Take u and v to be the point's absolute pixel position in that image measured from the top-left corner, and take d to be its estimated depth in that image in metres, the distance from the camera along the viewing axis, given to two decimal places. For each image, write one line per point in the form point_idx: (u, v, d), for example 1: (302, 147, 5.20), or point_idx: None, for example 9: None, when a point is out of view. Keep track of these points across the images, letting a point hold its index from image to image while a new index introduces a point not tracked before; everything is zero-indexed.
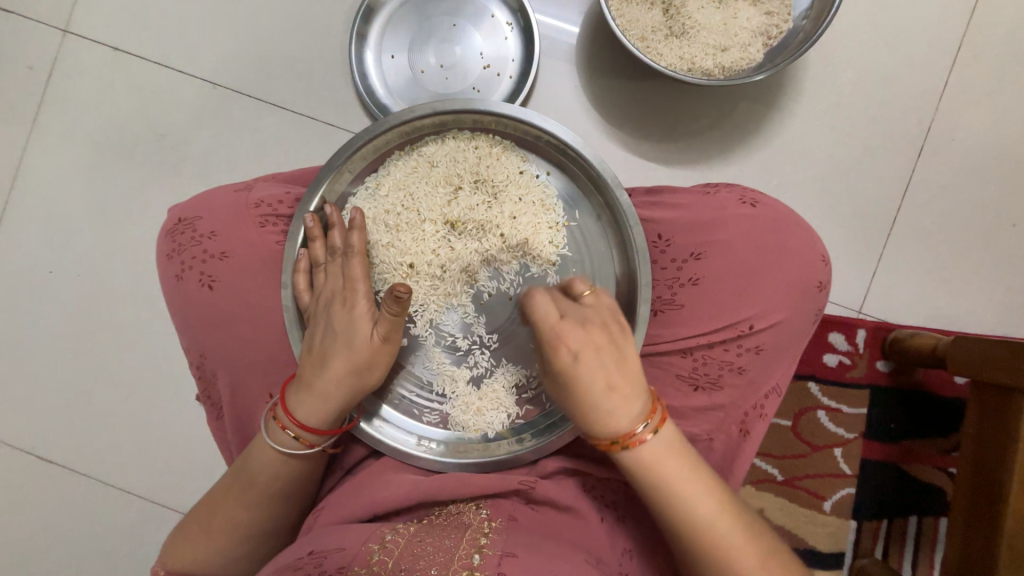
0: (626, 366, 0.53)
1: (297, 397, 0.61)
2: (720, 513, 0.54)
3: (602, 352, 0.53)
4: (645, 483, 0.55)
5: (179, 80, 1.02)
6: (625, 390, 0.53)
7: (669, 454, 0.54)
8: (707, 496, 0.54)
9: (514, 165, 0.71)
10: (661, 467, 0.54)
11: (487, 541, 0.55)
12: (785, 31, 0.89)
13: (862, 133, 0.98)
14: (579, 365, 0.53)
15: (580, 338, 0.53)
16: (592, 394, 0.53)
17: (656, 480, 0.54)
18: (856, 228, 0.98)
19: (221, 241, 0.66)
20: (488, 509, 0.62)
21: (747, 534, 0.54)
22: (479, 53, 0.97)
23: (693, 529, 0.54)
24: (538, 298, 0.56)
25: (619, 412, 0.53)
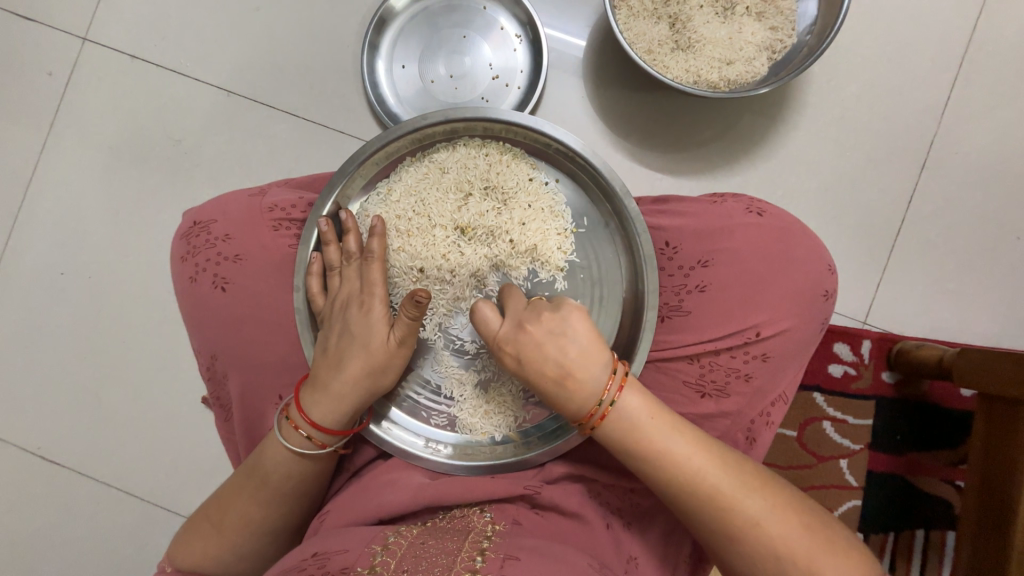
0: (572, 353, 0.55)
1: (311, 397, 0.61)
2: (713, 468, 0.54)
3: (541, 339, 0.56)
4: (631, 452, 0.55)
5: (194, 87, 1.04)
6: (576, 373, 0.55)
7: (644, 418, 0.54)
8: (696, 451, 0.54)
9: (524, 172, 0.72)
10: (641, 429, 0.54)
11: (490, 545, 0.55)
12: (789, 46, 0.90)
13: (865, 145, 0.99)
14: (522, 361, 0.56)
15: (515, 337, 0.57)
16: (545, 388, 0.56)
17: (639, 447, 0.54)
18: (860, 239, 0.99)
19: (236, 244, 0.67)
20: (491, 512, 0.62)
21: (746, 486, 0.53)
22: (487, 64, 1.00)
23: (690, 489, 0.53)
24: (478, 308, 0.60)
25: (575, 399, 0.55)
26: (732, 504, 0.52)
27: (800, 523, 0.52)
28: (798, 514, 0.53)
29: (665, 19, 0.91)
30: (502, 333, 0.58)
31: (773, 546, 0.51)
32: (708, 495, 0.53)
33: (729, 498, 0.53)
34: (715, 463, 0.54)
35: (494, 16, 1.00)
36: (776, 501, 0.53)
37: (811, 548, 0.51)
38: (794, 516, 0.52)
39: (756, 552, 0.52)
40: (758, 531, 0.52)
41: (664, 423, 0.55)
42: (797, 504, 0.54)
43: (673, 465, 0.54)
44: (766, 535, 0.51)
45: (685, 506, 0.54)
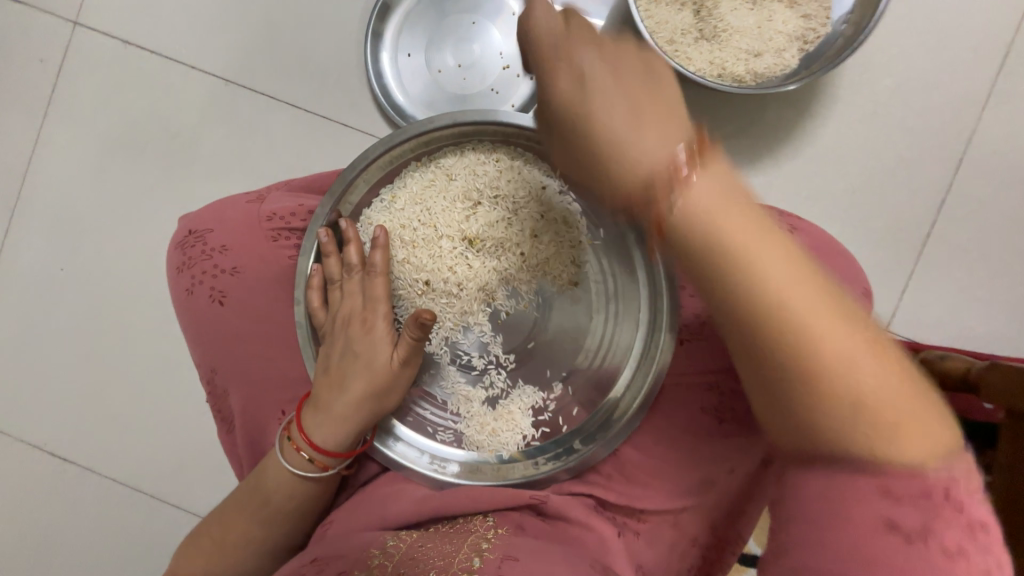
0: None
1: (313, 417, 0.59)
2: (797, 282, 0.36)
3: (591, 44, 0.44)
4: (672, 224, 0.39)
5: (190, 76, 1.00)
6: None
7: (720, 206, 0.38)
8: (759, 221, 0.38)
9: (537, 180, 0.68)
10: (681, 179, 0.39)
11: (488, 546, 0.54)
12: (823, 36, 0.83)
13: (897, 143, 0.93)
14: (558, 53, 0.44)
15: None
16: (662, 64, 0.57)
17: (697, 228, 0.38)
18: (888, 243, 0.94)
19: (233, 255, 0.64)
20: (495, 518, 0.60)
21: (832, 301, 0.37)
22: (497, 53, 0.94)
23: (762, 307, 0.36)
24: None
25: None
26: (816, 335, 0.36)
27: (895, 372, 0.36)
28: (905, 376, 0.36)
29: (688, 7, 0.86)
30: (582, 67, 0.44)
31: (880, 398, 0.35)
32: (782, 321, 0.36)
33: (807, 318, 0.36)
34: (793, 261, 0.37)
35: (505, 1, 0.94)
36: (867, 332, 0.36)
37: (906, 401, 0.35)
38: (880, 353, 0.36)
39: (843, 428, 0.35)
40: (849, 389, 0.35)
41: (712, 167, 0.39)
42: (906, 367, 0.37)
43: (738, 258, 0.37)
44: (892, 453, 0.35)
45: (747, 338, 0.38)
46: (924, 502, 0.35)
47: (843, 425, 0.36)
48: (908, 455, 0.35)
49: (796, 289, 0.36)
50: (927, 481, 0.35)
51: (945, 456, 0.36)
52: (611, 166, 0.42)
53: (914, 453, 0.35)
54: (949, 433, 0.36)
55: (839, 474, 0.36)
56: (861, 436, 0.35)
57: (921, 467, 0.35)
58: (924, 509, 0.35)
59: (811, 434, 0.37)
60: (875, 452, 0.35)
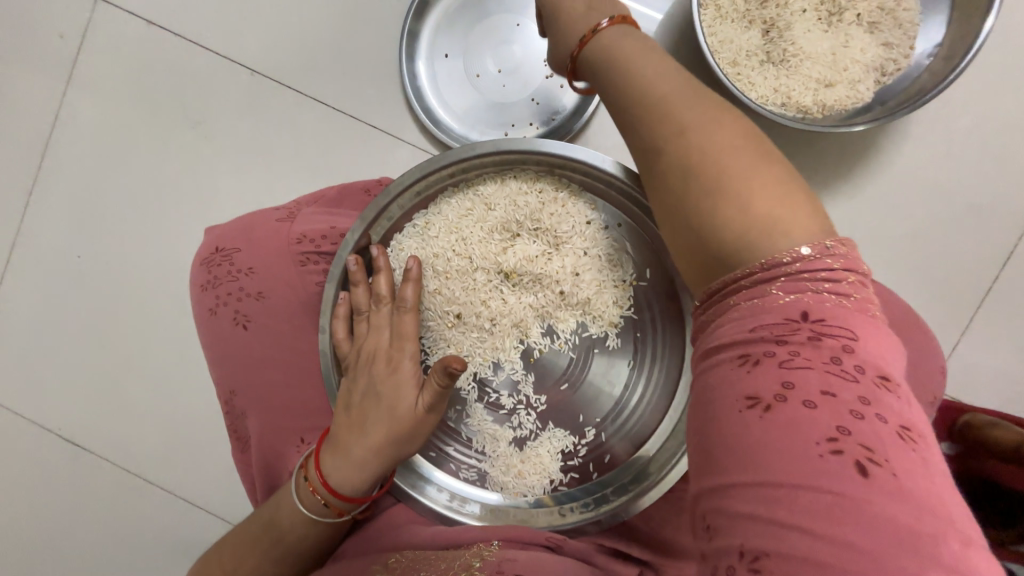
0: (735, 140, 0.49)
1: (331, 459, 0.56)
2: (697, 101, 0.43)
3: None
4: (615, 73, 0.48)
5: (215, 63, 0.94)
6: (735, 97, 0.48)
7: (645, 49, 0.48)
8: (683, 82, 0.45)
9: (582, 214, 0.63)
10: (632, 58, 0.47)
11: (480, 567, 0.53)
12: (902, 69, 0.76)
13: (967, 188, 0.86)
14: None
15: None
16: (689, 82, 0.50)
17: (621, 61, 0.48)
18: (945, 294, 0.88)
19: (257, 278, 0.61)
20: (500, 541, 0.58)
21: (740, 134, 0.41)
22: (542, 59, 0.87)
23: (665, 120, 0.43)
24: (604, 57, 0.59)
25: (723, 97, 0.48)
26: (715, 150, 0.40)
27: (800, 213, 0.38)
28: (816, 225, 0.38)
29: (758, 25, 0.78)
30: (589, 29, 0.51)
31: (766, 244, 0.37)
32: (683, 123, 0.42)
33: (700, 126, 0.42)
34: (744, 139, 0.41)
35: None
36: (773, 169, 0.40)
37: (803, 230, 0.37)
38: (784, 191, 0.39)
39: (728, 179, 0.39)
40: (726, 165, 0.39)
41: (657, 57, 0.47)
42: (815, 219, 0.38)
43: (663, 111, 0.43)
44: (799, 298, 0.35)
45: (652, 128, 0.44)
46: (841, 373, 0.32)
47: (732, 248, 0.38)
48: (837, 329, 0.33)
49: (698, 115, 0.42)
50: (843, 354, 0.33)
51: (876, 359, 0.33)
52: (613, 83, 0.48)
53: (852, 339, 0.33)
54: (860, 298, 0.35)
55: (759, 333, 0.34)
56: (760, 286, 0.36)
57: (858, 357, 0.33)
58: (849, 383, 0.32)
59: (719, 289, 0.39)
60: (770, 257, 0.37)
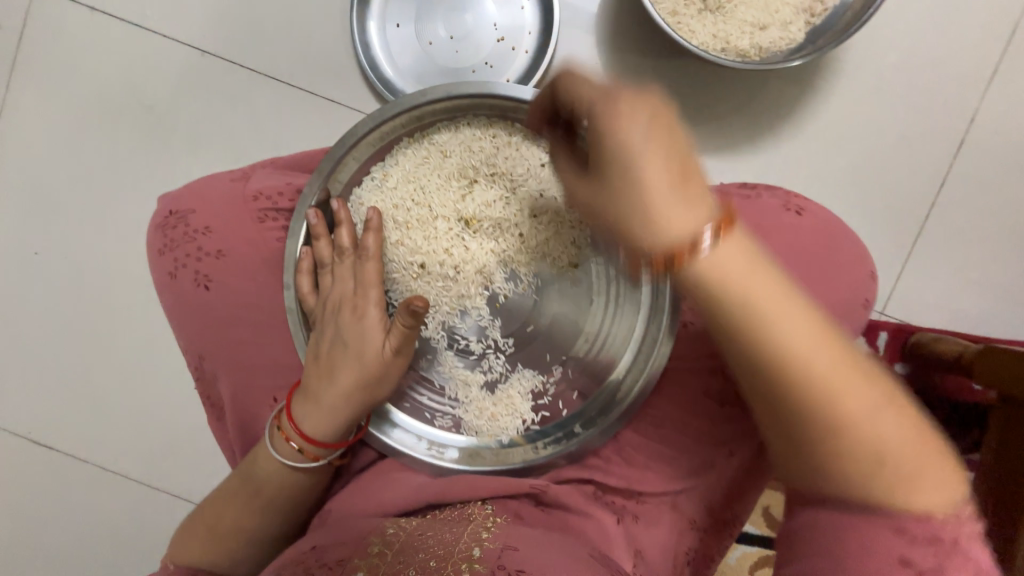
0: (693, 179, 0.42)
1: (302, 407, 0.57)
2: (834, 348, 0.40)
3: (672, 157, 0.41)
4: (734, 316, 0.40)
5: (164, 45, 0.94)
6: (678, 201, 0.41)
7: (761, 274, 0.40)
8: (810, 318, 0.40)
9: (536, 156, 0.64)
10: (757, 297, 0.40)
11: (490, 535, 0.55)
12: (830, 9, 0.81)
13: (900, 122, 0.91)
14: (638, 161, 0.41)
15: (646, 130, 0.40)
16: (649, 199, 0.41)
17: (747, 311, 0.40)
18: (887, 224, 0.93)
19: (217, 237, 0.62)
20: (492, 505, 0.62)
21: (863, 369, 0.41)
22: (492, 24, 0.89)
23: (805, 384, 0.40)
24: (575, 74, 0.46)
25: (676, 215, 0.41)
26: (844, 394, 0.40)
27: (914, 428, 0.42)
28: (917, 421, 0.42)
29: None
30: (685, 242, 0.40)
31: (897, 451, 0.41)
32: (827, 392, 0.40)
33: (846, 390, 0.40)
34: (842, 353, 0.40)
35: None
36: (890, 391, 0.41)
37: (919, 454, 0.42)
38: (904, 412, 0.42)
39: (862, 458, 0.41)
40: (866, 423, 0.40)
41: (781, 302, 0.40)
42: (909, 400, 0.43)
43: (800, 369, 0.40)
44: (904, 496, 0.42)
45: (777, 385, 0.41)
46: (922, 535, 0.43)
47: (860, 486, 0.42)
48: (922, 505, 0.42)
49: (818, 349, 0.40)
50: (937, 536, 0.43)
51: (945, 510, 0.43)
52: (760, 388, 0.42)
53: (921, 504, 0.42)
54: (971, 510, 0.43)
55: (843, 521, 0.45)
56: (877, 484, 0.42)
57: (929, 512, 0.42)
58: (923, 551, 0.43)
59: (827, 469, 0.43)
60: (890, 491, 0.42)
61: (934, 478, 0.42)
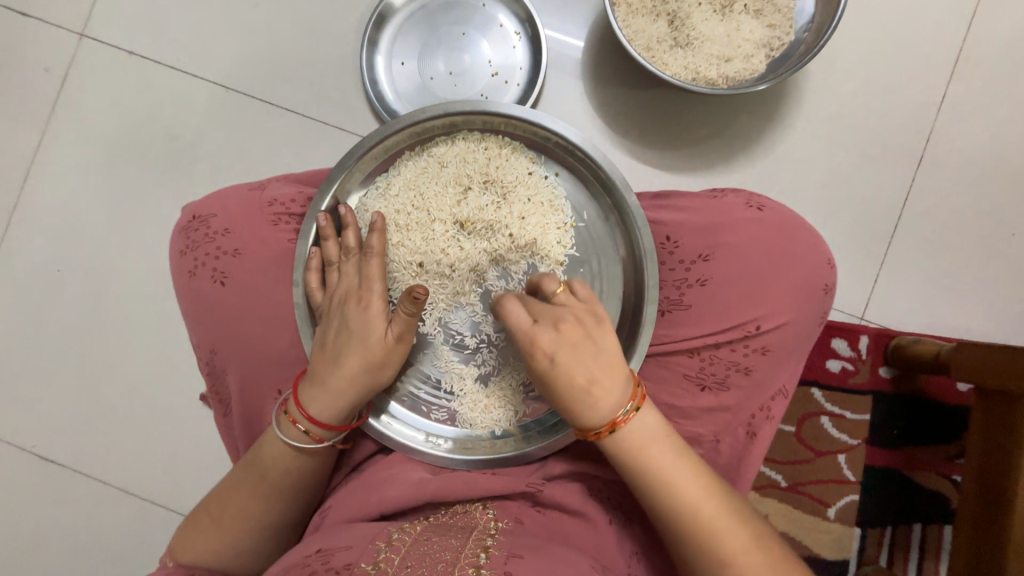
0: (602, 357, 0.55)
1: (309, 391, 0.62)
2: (708, 498, 0.54)
3: (580, 371, 0.55)
4: (636, 469, 0.55)
5: (192, 83, 1.04)
6: (602, 379, 0.55)
7: (655, 437, 0.56)
8: (694, 480, 0.55)
9: (523, 166, 0.72)
10: (649, 449, 0.55)
11: (493, 542, 0.55)
12: (787, 43, 0.91)
13: (861, 142, 1.00)
14: (565, 383, 0.55)
15: (555, 339, 0.56)
16: (574, 392, 0.55)
17: (643, 465, 0.55)
18: (858, 235, 0.99)
19: (234, 238, 0.68)
20: (494, 509, 0.62)
21: (737, 518, 0.54)
22: (487, 61, 1.00)
23: (687, 514, 0.54)
24: (508, 306, 0.58)
25: (599, 403, 0.55)
26: (719, 536, 0.53)
27: (781, 560, 0.53)
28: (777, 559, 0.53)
29: (663, 16, 0.91)
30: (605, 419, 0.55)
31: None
32: (703, 519, 0.54)
33: (721, 527, 0.53)
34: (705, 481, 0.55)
35: (493, 13, 1.00)
36: (761, 537, 0.54)
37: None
38: (774, 557, 0.53)
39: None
40: (744, 564, 0.52)
41: (665, 450, 0.55)
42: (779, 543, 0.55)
43: (678, 493, 0.54)
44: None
45: (655, 496, 0.55)
46: None
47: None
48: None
49: (686, 484, 0.55)
50: None
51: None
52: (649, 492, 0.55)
53: None
54: None
55: None
56: None
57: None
58: None
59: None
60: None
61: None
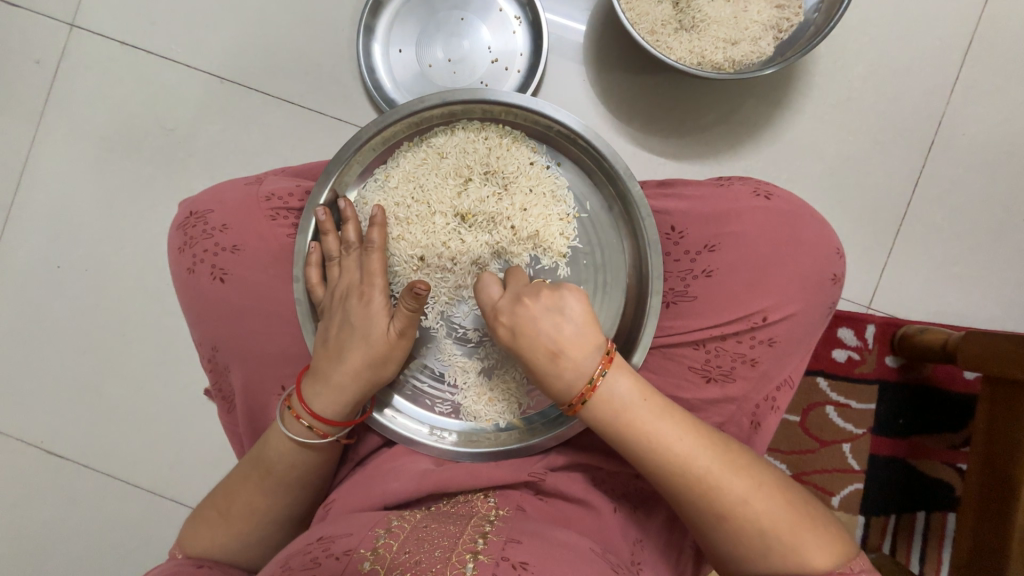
0: (564, 328, 0.54)
1: (313, 387, 0.62)
2: (703, 450, 0.53)
3: (537, 343, 0.55)
4: (621, 433, 0.54)
5: (186, 75, 1.02)
6: (562, 353, 0.54)
7: (637, 398, 0.54)
8: (689, 435, 0.54)
9: (525, 156, 0.70)
10: (635, 410, 0.53)
11: (493, 528, 0.55)
12: (796, 24, 0.88)
13: (871, 126, 0.97)
14: (527, 357, 0.56)
15: (515, 312, 0.56)
16: (538, 366, 0.55)
17: (633, 427, 0.53)
18: (866, 222, 0.98)
19: (233, 234, 0.67)
20: (495, 498, 0.61)
21: (737, 466, 0.53)
22: (486, 47, 0.97)
23: (679, 472, 0.53)
24: (480, 284, 0.60)
25: (564, 378, 0.55)
26: (720, 486, 0.52)
27: (782, 501, 0.52)
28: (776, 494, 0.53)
29: None
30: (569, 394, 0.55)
31: (761, 521, 0.51)
32: (695, 473, 0.52)
33: (720, 478, 0.52)
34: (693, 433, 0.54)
35: None
36: (759, 481, 0.53)
37: (791, 524, 0.51)
38: (775, 496, 0.52)
39: (742, 531, 0.52)
40: (749, 510, 0.52)
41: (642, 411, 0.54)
42: (783, 483, 0.54)
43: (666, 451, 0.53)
44: (791, 563, 0.51)
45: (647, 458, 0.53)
46: None
47: (751, 553, 0.52)
48: (806, 560, 0.51)
49: (675, 438, 0.53)
50: None
51: (830, 568, 0.51)
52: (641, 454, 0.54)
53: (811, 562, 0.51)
54: None
55: None
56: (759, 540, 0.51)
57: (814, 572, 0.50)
58: None
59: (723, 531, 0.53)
60: (781, 549, 0.51)
61: (807, 545, 0.51)
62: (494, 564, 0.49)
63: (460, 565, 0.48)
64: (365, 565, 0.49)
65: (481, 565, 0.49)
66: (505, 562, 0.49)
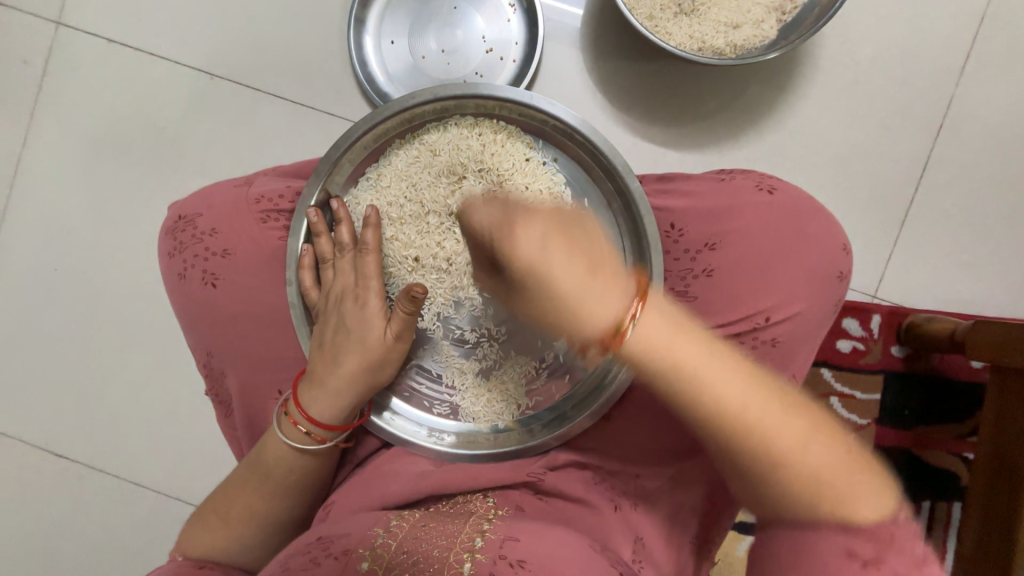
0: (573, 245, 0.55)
1: (309, 393, 0.61)
2: (751, 392, 0.49)
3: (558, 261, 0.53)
4: (668, 378, 0.51)
5: (174, 72, 1.00)
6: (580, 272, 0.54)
7: (673, 341, 0.51)
8: (734, 375, 0.50)
9: (520, 152, 0.68)
10: (671, 352, 0.51)
11: (490, 527, 0.55)
12: (800, 6, 0.85)
13: (878, 111, 0.94)
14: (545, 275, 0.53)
15: (528, 232, 0.54)
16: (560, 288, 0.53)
17: (675, 369, 0.50)
18: (872, 210, 0.95)
19: (223, 238, 0.66)
20: (494, 498, 0.62)
21: (790, 411, 0.49)
22: (481, 37, 0.94)
23: (737, 425, 0.48)
24: (472, 211, 0.59)
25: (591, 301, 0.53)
26: (775, 434, 0.48)
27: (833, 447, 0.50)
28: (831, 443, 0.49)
29: None
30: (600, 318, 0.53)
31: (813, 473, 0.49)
32: (753, 422, 0.48)
33: (775, 426, 0.48)
34: (738, 375, 0.50)
35: None
36: (816, 426, 0.49)
37: (842, 472, 0.50)
38: (829, 442, 0.50)
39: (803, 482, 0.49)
40: (802, 461, 0.48)
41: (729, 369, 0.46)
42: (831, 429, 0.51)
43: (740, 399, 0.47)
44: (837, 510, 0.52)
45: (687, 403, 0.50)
46: None
47: (803, 500, 0.51)
48: (849, 507, 0.52)
49: (719, 382, 0.49)
50: None
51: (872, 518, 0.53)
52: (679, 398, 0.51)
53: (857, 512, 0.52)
54: None
55: None
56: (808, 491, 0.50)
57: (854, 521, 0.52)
58: None
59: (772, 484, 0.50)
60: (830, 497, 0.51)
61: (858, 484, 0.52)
62: (491, 563, 0.49)
63: (458, 565, 0.49)
64: (364, 564, 0.49)
65: (479, 563, 0.49)
66: (502, 560, 0.49)
